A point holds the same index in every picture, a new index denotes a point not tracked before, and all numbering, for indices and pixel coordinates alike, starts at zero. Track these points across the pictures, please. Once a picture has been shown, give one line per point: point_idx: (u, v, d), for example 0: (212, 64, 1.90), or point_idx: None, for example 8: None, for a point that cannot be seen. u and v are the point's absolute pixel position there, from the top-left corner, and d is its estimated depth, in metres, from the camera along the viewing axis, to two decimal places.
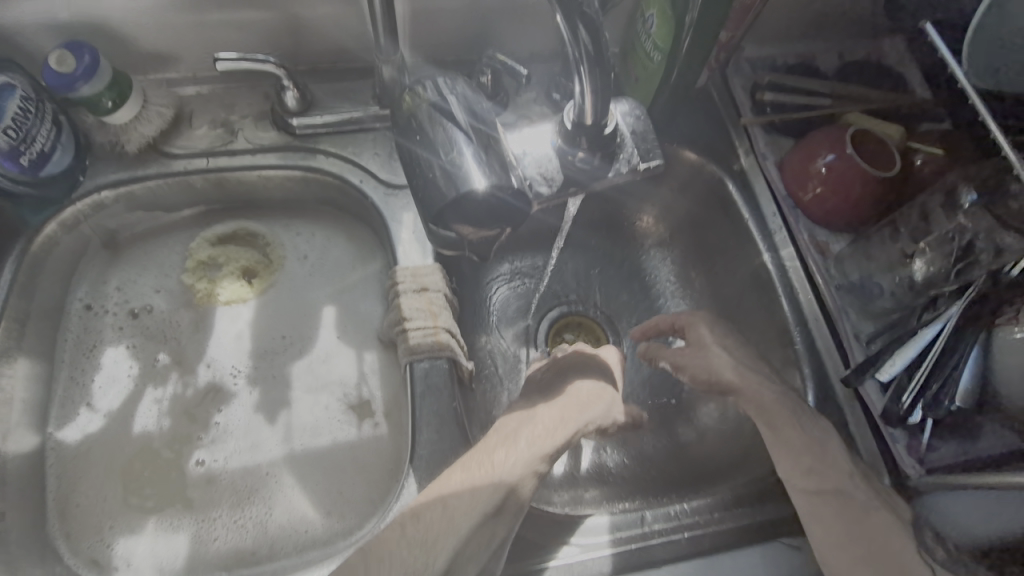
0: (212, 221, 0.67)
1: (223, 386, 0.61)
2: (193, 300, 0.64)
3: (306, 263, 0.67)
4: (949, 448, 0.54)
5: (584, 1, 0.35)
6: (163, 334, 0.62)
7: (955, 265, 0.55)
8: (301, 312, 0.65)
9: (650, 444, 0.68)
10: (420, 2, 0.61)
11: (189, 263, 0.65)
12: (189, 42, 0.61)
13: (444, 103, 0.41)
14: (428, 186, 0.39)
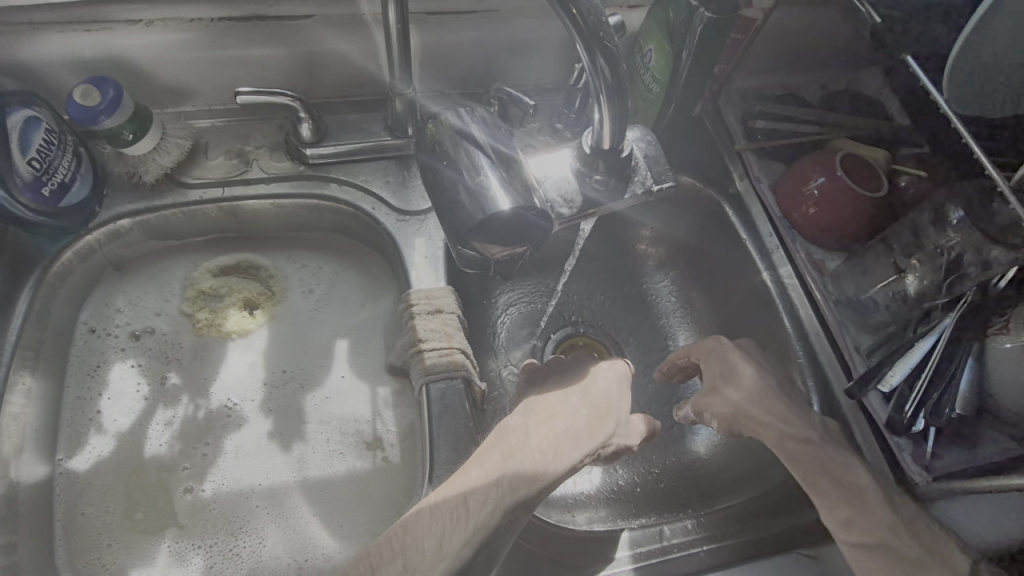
0: (218, 252, 0.68)
1: (233, 411, 0.61)
2: (191, 332, 0.64)
3: (311, 296, 0.68)
4: (954, 456, 0.55)
5: (606, 36, 0.38)
6: (166, 355, 0.62)
7: (945, 278, 0.58)
8: (307, 344, 0.65)
9: (660, 464, 0.69)
10: (430, 39, 0.64)
11: (190, 293, 0.65)
12: (207, 76, 0.63)
13: (468, 129, 0.43)
14: (454, 208, 0.42)
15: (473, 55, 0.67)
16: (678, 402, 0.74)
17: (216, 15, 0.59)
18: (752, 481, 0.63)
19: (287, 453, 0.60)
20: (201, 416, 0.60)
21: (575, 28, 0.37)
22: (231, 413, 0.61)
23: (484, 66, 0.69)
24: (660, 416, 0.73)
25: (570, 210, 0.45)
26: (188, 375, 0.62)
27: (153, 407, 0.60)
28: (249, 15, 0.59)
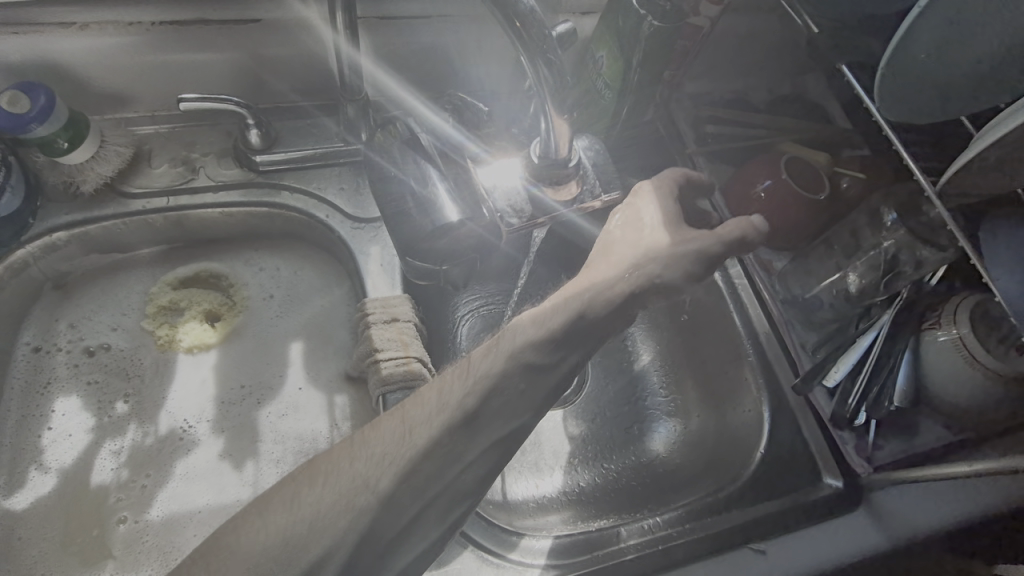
0: (173, 263, 0.65)
1: (190, 428, 0.59)
2: (154, 350, 0.62)
3: (272, 301, 0.66)
4: (892, 446, 0.60)
5: (546, 44, 0.39)
6: (124, 371, 0.60)
7: (883, 277, 0.60)
8: (267, 352, 0.64)
9: (619, 464, 0.71)
10: (381, 44, 0.64)
11: (151, 309, 0.63)
12: (148, 81, 0.61)
13: (415, 138, 0.45)
14: (402, 216, 0.43)
15: (427, 60, 0.67)
16: (636, 402, 0.75)
17: (157, 19, 0.57)
18: (707, 474, 0.65)
19: (240, 470, 0.58)
20: (151, 440, 0.58)
21: (519, 42, 0.39)
22: (189, 433, 0.59)
23: (439, 70, 0.68)
24: (620, 417, 0.74)
25: (518, 221, 0.44)
26: (139, 393, 0.60)
27: (101, 439, 0.57)
28: (191, 18, 0.57)
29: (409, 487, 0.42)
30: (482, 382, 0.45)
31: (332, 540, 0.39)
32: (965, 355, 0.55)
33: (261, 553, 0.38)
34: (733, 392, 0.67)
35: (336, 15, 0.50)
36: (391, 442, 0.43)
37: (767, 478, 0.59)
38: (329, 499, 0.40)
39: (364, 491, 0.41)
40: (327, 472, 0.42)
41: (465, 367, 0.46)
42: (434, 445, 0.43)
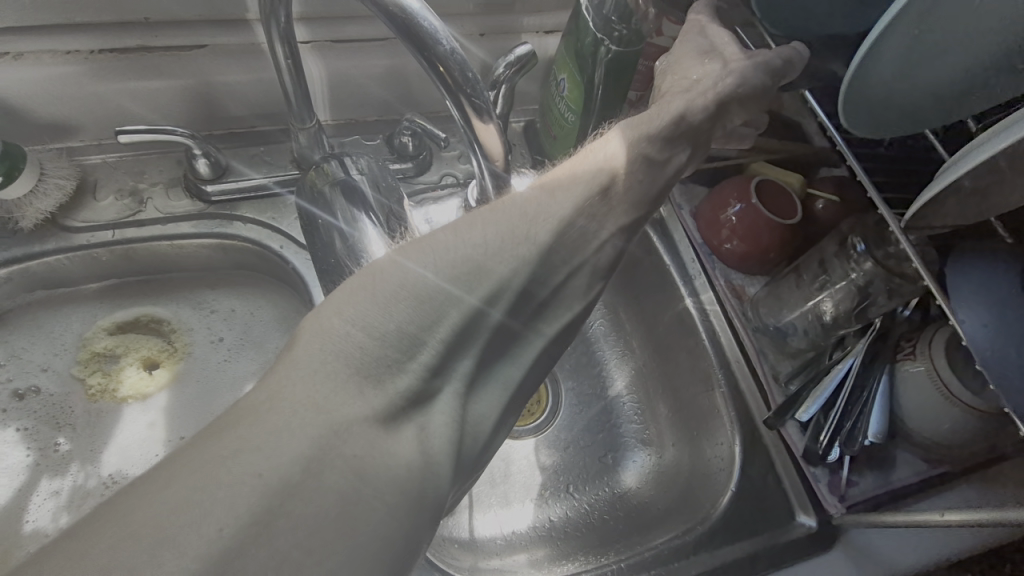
0: (114, 307, 0.63)
1: (126, 478, 0.58)
2: (83, 399, 0.60)
3: (220, 346, 0.64)
4: (868, 481, 0.57)
5: (472, 87, 0.39)
6: (56, 420, 0.58)
7: (857, 306, 0.58)
8: (216, 397, 0.62)
9: (592, 496, 0.68)
10: (336, 70, 0.61)
11: (82, 356, 0.61)
12: (89, 112, 0.58)
13: (350, 182, 0.47)
14: (328, 249, 0.46)
15: (384, 84, 0.64)
16: (611, 432, 0.72)
17: (96, 47, 0.54)
18: (680, 512, 0.62)
19: None
20: (91, 485, 0.57)
21: (445, 85, 0.38)
22: (127, 480, 0.58)
23: (398, 93, 0.66)
24: (591, 447, 0.71)
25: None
26: (85, 436, 0.59)
27: (38, 476, 0.56)
28: (134, 46, 0.55)
29: (560, 255, 0.37)
30: (566, 205, 0.38)
31: (447, 302, 0.31)
32: (940, 386, 0.53)
33: (336, 379, 0.28)
34: (706, 426, 0.65)
35: (275, 47, 0.47)
36: (506, 212, 0.36)
37: (735, 518, 0.57)
38: (387, 323, 0.30)
39: (529, 243, 0.35)
40: (318, 341, 0.29)
41: (586, 166, 0.40)
42: (587, 206, 0.39)
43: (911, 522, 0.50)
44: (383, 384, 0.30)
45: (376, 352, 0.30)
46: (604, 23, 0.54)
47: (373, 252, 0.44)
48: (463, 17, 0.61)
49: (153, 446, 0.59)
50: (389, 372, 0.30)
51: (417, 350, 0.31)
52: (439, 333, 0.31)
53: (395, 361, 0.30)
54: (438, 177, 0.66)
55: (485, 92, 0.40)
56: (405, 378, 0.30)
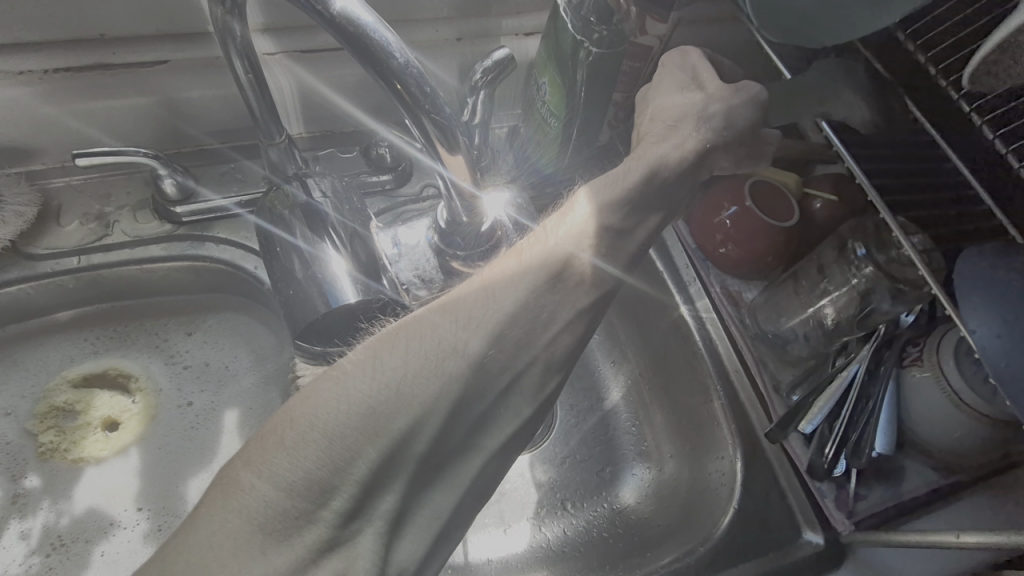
0: (77, 357, 0.61)
1: (68, 544, 0.53)
2: (33, 456, 0.56)
3: (188, 411, 0.61)
4: (877, 495, 0.54)
5: (434, 106, 0.37)
6: (8, 471, 0.55)
7: (858, 315, 0.55)
8: (187, 450, 0.59)
9: (590, 514, 0.64)
10: (306, 81, 0.58)
11: (41, 408, 0.58)
12: (51, 134, 0.55)
13: (314, 204, 0.45)
14: (288, 275, 0.44)
15: (359, 95, 0.62)
16: (610, 450, 0.68)
17: (50, 66, 0.51)
18: (680, 530, 0.59)
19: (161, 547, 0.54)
20: (65, 527, 0.54)
21: (402, 102, 0.36)
22: (73, 544, 0.53)
23: (372, 104, 0.63)
24: (587, 460, 0.68)
25: (427, 291, 0.50)
26: (51, 480, 0.56)
27: (4, 520, 0.54)
28: (91, 64, 0.52)
29: (499, 360, 0.36)
30: (504, 304, 0.37)
31: (361, 439, 0.32)
32: (949, 394, 0.51)
33: (238, 539, 0.29)
34: (708, 442, 0.61)
35: (233, 62, 0.45)
36: (432, 325, 0.36)
37: (738, 539, 0.54)
38: (298, 472, 0.31)
39: (455, 357, 0.35)
40: (226, 498, 0.31)
41: (533, 254, 0.39)
42: (529, 299, 0.38)
43: (934, 542, 0.47)
44: (291, 537, 0.31)
45: (279, 508, 0.31)
46: (583, 24, 0.51)
47: (337, 279, 0.43)
48: (437, 23, 0.58)
49: (108, 512, 0.55)
50: (297, 526, 0.31)
51: (329, 494, 0.32)
52: (354, 471, 0.32)
53: (303, 510, 0.31)
54: (419, 188, 0.63)
55: (449, 110, 0.38)
56: (316, 527, 0.31)
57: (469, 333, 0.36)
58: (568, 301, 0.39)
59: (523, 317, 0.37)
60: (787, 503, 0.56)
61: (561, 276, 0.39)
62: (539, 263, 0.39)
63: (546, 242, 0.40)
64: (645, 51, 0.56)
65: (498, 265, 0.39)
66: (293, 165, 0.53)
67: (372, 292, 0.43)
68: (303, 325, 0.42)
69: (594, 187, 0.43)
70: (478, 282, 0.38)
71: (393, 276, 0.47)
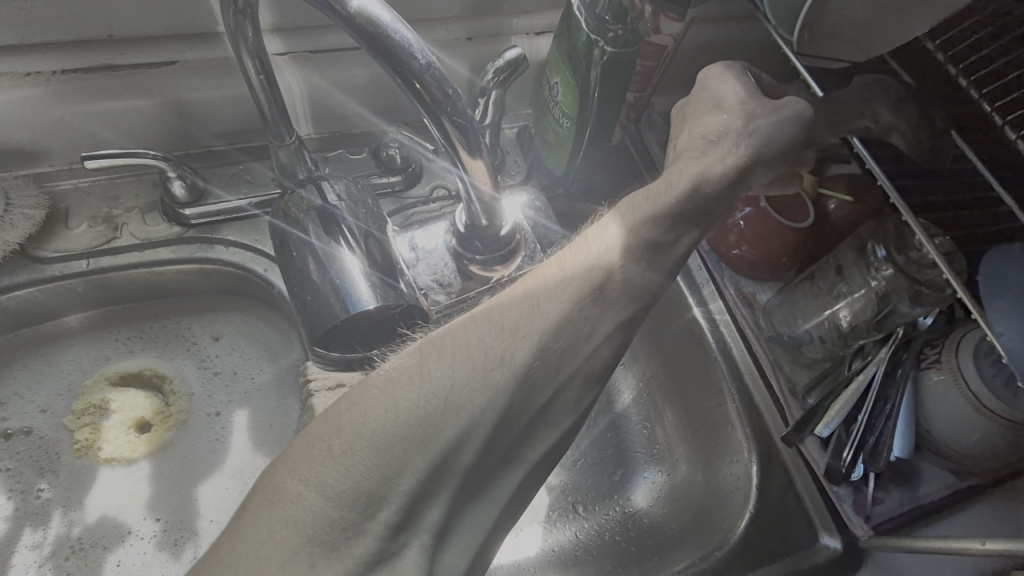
0: (119, 357, 0.61)
1: (88, 548, 0.53)
2: (69, 452, 0.56)
3: (216, 419, 0.60)
4: (894, 499, 0.54)
5: (454, 108, 0.36)
6: (40, 465, 0.55)
7: (876, 317, 0.55)
8: (202, 460, 0.58)
9: (602, 517, 0.64)
10: (316, 82, 0.58)
11: (78, 405, 0.58)
12: (60, 136, 0.55)
13: (329, 206, 0.44)
14: (302, 278, 0.43)
15: (368, 95, 0.61)
16: (622, 453, 0.68)
17: (59, 67, 0.50)
18: (694, 533, 0.58)
19: (178, 554, 0.54)
20: (76, 533, 0.53)
21: (421, 102, 0.35)
22: (93, 548, 0.53)
23: (381, 103, 0.63)
24: (600, 463, 0.67)
25: (445, 295, 0.49)
26: (69, 481, 0.55)
27: (20, 526, 0.53)
28: (99, 66, 0.51)
29: (526, 393, 0.36)
30: (550, 315, 0.37)
31: (409, 450, 0.33)
32: (969, 397, 0.50)
33: (290, 546, 0.30)
34: (722, 446, 0.61)
35: (245, 62, 0.44)
36: (475, 333, 0.36)
37: (754, 545, 0.53)
38: (346, 483, 0.32)
39: (502, 367, 0.35)
40: (273, 509, 0.31)
41: (577, 266, 0.39)
42: (573, 310, 0.37)
43: (954, 548, 0.46)
44: (340, 548, 0.31)
45: (333, 514, 0.31)
46: (598, 23, 0.50)
47: (351, 280, 0.42)
48: (447, 22, 0.57)
49: (124, 516, 0.55)
50: (345, 537, 0.31)
51: (377, 505, 0.32)
52: (401, 483, 0.32)
53: (350, 522, 0.31)
54: (429, 190, 0.62)
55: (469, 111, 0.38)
56: (363, 539, 0.31)
57: (511, 343, 0.35)
58: (608, 316, 0.38)
59: (566, 327, 0.37)
60: (803, 507, 0.55)
61: (597, 268, 0.39)
62: (582, 273, 0.38)
63: (589, 249, 0.39)
64: (658, 50, 0.56)
65: (542, 274, 0.39)
66: (304, 167, 0.52)
67: (392, 296, 0.42)
68: (320, 332, 0.42)
69: (637, 196, 0.42)
70: (521, 289, 0.38)
71: (411, 280, 0.47)
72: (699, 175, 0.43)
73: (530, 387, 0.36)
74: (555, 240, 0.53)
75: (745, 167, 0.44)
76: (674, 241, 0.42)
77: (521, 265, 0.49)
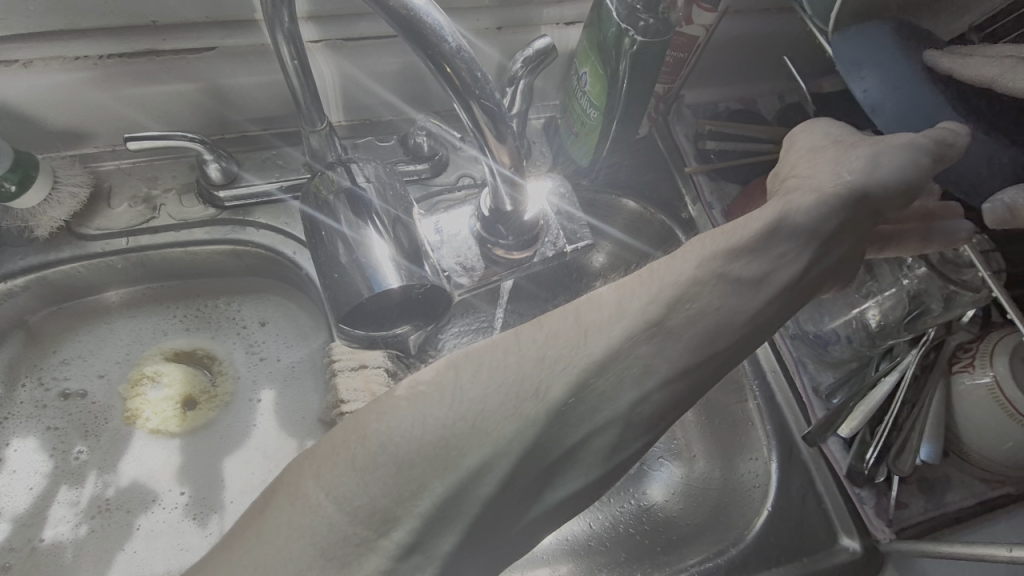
0: (171, 334, 0.63)
1: (113, 510, 0.55)
2: (118, 418, 0.59)
3: (254, 403, 0.62)
4: (919, 504, 0.53)
5: (484, 93, 0.36)
6: (85, 428, 0.58)
7: (907, 315, 0.53)
8: (238, 440, 0.60)
9: (615, 510, 0.62)
10: (352, 73, 0.59)
11: (133, 374, 0.61)
12: (103, 117, 0.57)
13: (358, 190, 0.45)
14: (329, 257, 0.44)
15: (399, 84, 0.62)
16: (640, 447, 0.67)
17: (104, 52, 0.52)
18: (710, 530, 0.57)
19: (202, 524, 0.56)
20: (110, 496, 0.56)
21: (452, 86, 0.36)
22: (117, 511, 0.55)
23: (410, 92, 0.64)
24: None
25: (468, 278, 0.49)
26: (106, 447, 0.58)
27: (58, 486, 0.56)
28: (142, 50, 0.53)
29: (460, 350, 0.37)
30: (517, 401, 0.35)
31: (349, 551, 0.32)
32: (1004, 403, 0.48)
33: None
34: (738, 439, 0.60)
35: (281, 48, 0.45)
36: (514, 355, 0.36)
37: (771, 542, 0.53)
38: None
39: (453, 442, 0.34)
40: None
41: (566, 341, 0.37)
42: (545, 393, 0.36)
43: (982, 556, 0.44)
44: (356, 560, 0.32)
45: None
46: (629, 12, 0.50)
47: (377, 262, 0.43)
48: (478, 11, 0.58)
49: (156, 483, 0.57)
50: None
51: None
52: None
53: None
54: (455, 178, 0.63)
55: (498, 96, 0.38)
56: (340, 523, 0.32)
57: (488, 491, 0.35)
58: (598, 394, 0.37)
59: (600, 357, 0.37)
60: (824, 509, 0.54)
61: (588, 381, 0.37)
62: (567, 355, 0.36)
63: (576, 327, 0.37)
64: (690, 40, 0.56)
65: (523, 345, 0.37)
66: (334, 153, 0.53)
67: (416, 276, 0.43)
68: (346, 309, 0.43)
69: (656, 273, 0.39)
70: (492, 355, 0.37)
71: (435, 263, 0.47)
72: (809, 259, 0.41)
73: (566, 416, 0.36)
74: (578, 227, 0.53)
75: (857, 184, 0.42)
76: (772, 273, 0.40)
77: (543, 252, 0.50)
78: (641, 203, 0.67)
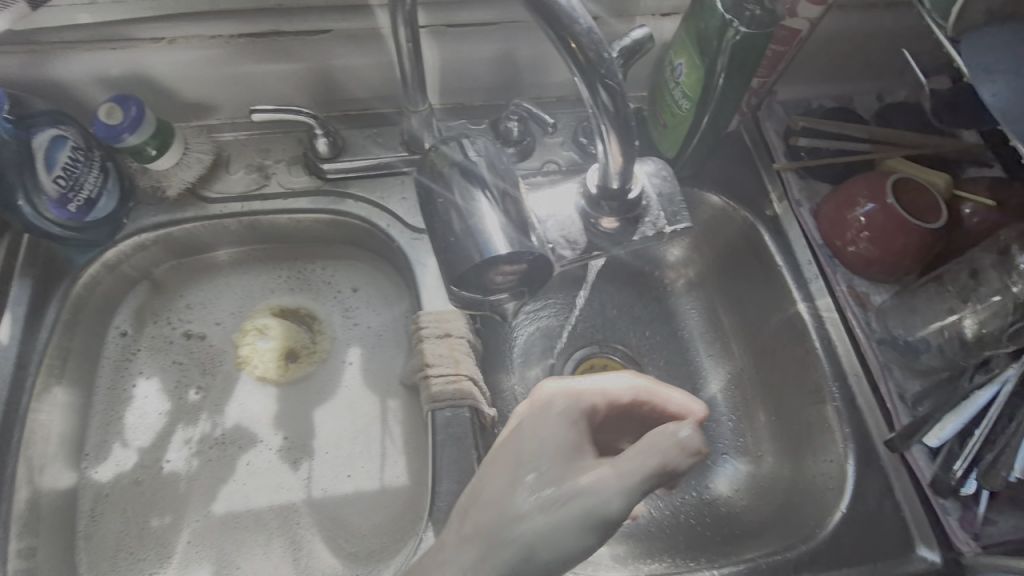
0: (280, 292, 0.69)
1: (227, 445, 0.61)
2: (230, 362, 0.65)
3: (348, 361, 0.66)
4: (1009, 522, 0.51)
5: (607, 71, 0.38)
6: (203, 367, 0.65)
7: (1011, 322, 0.51)
8: (332, 395, 0.64)
9: (678, 499, 0.63)
10: (451, 58, 0.63)
11: (245, 325, 0.67)
12: (228, 91, 0.62)
13: (471, 165, 0.48)
14: (444, 224, 0.47)
15: (493, 70, 0.65)
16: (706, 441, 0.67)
17: (237, 32, 0.58)
18: (779, 527, 0.57)
19: (296, 468, 0.61)
20: (218, 435, 0.62)
21: (576, 63, 0.38)
22: (230, 446, 0.61)
23: (503, 79, 0.66)
24: None
25: (571, 251, 0.50)
26: (217, 389, 0.64)
27: (174, 422, 0.62)
28: (268, 30, 0.58)
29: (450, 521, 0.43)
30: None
31: None
32: None
33: None
34: (812, 439, 0.59)
35: (399, 30, 0.48)
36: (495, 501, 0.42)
37: (849, 544, 0.52)
38: None
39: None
40: None
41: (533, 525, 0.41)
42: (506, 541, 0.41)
43: None
44: None
45: None
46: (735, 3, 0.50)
47: (490, 230, 0.45)
48: None
49: (258, 426, 0.62)
50: None
51: None
52: None
53: None
54: (540, 163, 0.66)
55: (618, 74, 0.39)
56: None
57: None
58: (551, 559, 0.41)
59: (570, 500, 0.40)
60: (903, 517, 0.53)
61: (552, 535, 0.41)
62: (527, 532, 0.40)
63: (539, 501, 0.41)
64: (791, 34, 0.55)
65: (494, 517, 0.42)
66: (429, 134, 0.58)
67: (525, 246, 0.46)
68: (457, 273, 0.46)
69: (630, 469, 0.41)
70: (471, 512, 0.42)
71: (541, 234, 0.49)
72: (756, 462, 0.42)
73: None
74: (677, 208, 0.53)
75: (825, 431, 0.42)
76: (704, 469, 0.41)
77: (643, 234, 0.51)
78: (724, 198, 0.67)
